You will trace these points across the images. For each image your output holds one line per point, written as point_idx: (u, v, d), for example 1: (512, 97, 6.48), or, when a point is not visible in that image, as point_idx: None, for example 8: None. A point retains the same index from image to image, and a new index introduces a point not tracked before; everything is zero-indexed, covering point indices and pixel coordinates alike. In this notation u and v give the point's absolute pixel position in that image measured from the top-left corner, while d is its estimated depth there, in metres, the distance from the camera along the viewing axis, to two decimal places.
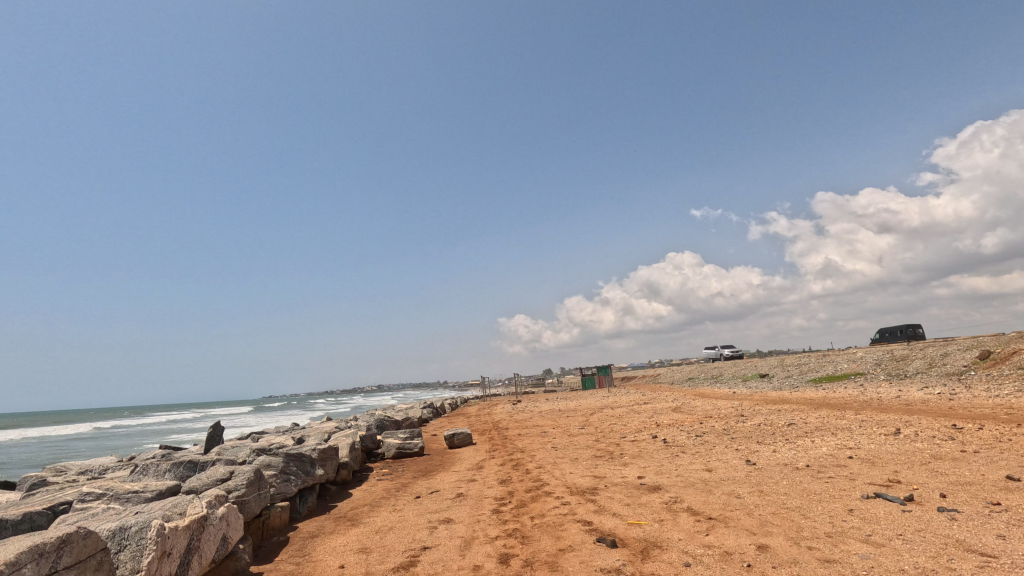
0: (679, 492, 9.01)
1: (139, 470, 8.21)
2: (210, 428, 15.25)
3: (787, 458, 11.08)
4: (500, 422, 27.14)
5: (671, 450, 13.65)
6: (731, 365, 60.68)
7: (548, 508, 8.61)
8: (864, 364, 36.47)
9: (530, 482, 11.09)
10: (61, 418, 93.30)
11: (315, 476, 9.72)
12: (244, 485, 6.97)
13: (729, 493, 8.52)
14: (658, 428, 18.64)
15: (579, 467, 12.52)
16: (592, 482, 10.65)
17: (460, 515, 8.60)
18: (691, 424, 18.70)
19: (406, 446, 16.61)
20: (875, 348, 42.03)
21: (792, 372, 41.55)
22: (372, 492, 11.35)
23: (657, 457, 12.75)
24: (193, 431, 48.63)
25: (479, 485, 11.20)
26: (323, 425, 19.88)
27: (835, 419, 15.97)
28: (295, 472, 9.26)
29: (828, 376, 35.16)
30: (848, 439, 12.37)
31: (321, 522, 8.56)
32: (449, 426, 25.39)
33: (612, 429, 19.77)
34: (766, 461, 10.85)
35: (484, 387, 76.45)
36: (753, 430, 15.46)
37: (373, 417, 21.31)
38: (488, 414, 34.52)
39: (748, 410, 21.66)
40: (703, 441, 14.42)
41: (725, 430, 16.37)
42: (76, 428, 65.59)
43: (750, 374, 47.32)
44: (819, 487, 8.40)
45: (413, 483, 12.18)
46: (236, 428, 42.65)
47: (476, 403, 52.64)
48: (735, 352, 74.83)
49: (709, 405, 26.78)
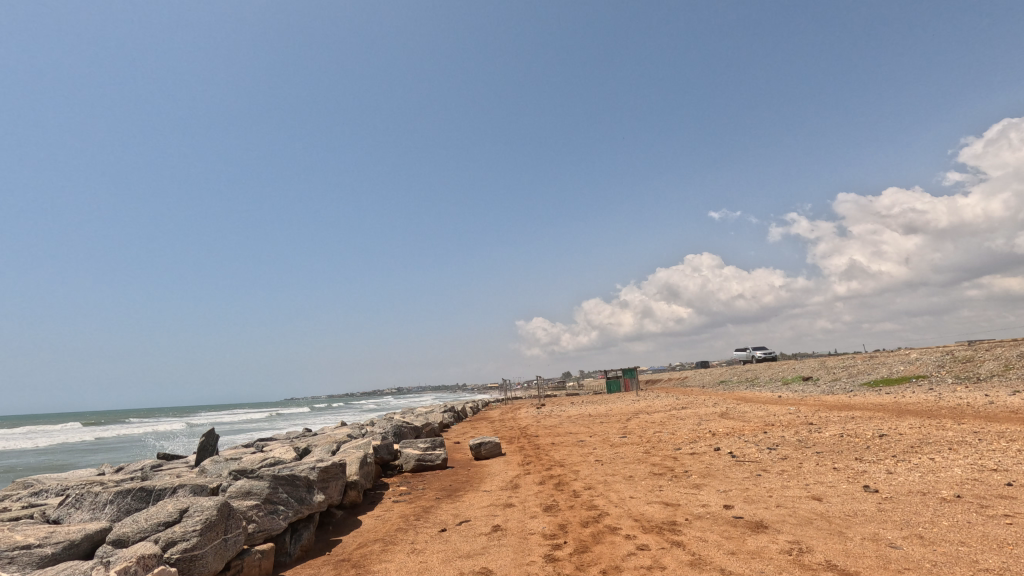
0: (798, 534, 6.64)
1: (72, 502, 6.21)
2: (202, 437, 13.27)
3: (916, 483, 8.62)
4: (528, 428, 24.85)
5: (747, 467, 11.22)
6: (766, 367, 57.38)
7: (622, 557, 6.32)
8: (923, 366, 33.23)
9: (583, 510, 8.78)
10: (86, 419, 93.62)
11: (314, 504, 7.55)
12: (196, 534, 4.85)
13: (877, 540, 6.14)
14: (715, 438, 16.19)
15: (639, 489, 10.14)
16: (666, 512, 8.29)
17: (501, 566, 6.34)
18: (753, 434, 16.25)
19: (427, 458, 14.45)
20: (931, 349, 38.67)
21: (840, 376, 38.28)
22: (386, 521, 9.20)
23: (736, 478, 10.29)
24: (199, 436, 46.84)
25: (519, 514, 8.92)
26: (334, 434, 17.80)
27: (937, 429, 13.37)
28: (287, 500, 7.12)
29: (885, 379, 31.99)
30: (980, 457, 9.82)
31: (318, 570, 6.44)
32: (473, 434, 23.18)
33: (659, 438, 17.38)
34: (893, 488, 8.37)
35: (503, 390, 73.57)
36: (839, 443, 12.97)
37: (390, 423, 19.19)
38: (513, 418, 32.17)
39: (813, 417, 19.15)
40: (783, 457, 11.98)
41: (802, 441, 13.89)
42: (93, 430, 64.79)
43: (791, 377, 44.24)
44: (1009, 535, 5.94)
45: (436, 508, 9.98)
46: (246, 434, 40.68)
47: (496, 407, 50.24)
48: (767, 354, 71.35)
49: (759, 411, 24.11)
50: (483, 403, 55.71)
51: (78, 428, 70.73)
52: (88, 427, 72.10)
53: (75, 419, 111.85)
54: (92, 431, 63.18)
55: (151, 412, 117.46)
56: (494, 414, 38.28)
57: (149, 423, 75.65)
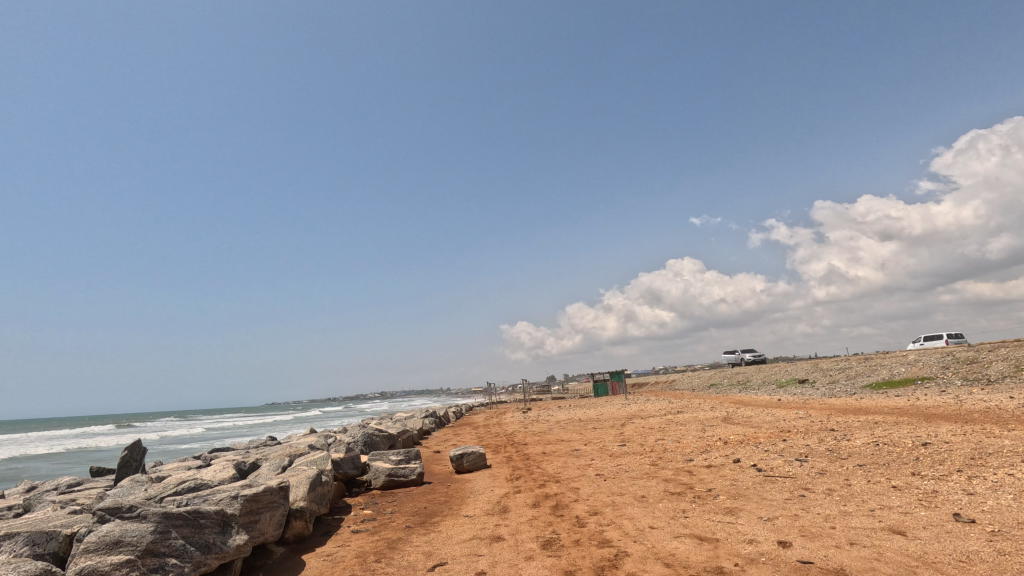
0: None
1: None
2: (126, 451, 11.02)
3: (1018, 508, 6.75)
4: (515, 436, 22.70)
5: (783, 485, 9.31)
6: (758, 370, 55.89)
7: None
8: (927, 368, 31.85)
9: (594, 549, 6.83)
10: (56, 426, 89.82)
11: (229, 551, 5.36)
12: None
13: None
14: (728, 447, 14.31)
15: (659, 517, 8.12)
16: (704, 552, 6.31)
17: None
18: (772, 443, 14.40)
19: (399, 473, 12.34)
20: (930, 351, 37.39)
21: (838, 378, 36.85)
22: (337, 563, 7.07)
23: (775, 500, 8.34)
24: (157, 444, 43.66)
25: (510, 554, 6.87)
26: (295, 444, 15.54)
27: (989, 438, 11.57)
28: (182, 549, 4.99)
29: (889, 381, 30.50)
30: None
31: None
32: (455, 443, 20.99)
33: (664, 448, 15.42)
34: (994, 517, 6.47)
35: (488, 395, 70.68)
36: (880, 454, 11.15)
37: (360, 431, 16.97)
38: (498, 425, 30.00)
39: (830, 422, 17.39)
40: (820, 471, 10.13)
41: (833, 451, 12.07)
42: (50, 439, 60.85)
43: (786, 380, 42.77)
44: None
45: (404, 543, 7.88)
46: (208, 444, 37.65)
47: (481, 411, 48.03)
48: (757, 357, 70.07)
49: (765, 415, 22.27)
50: (466, 409, 53.38)
51: (36, 437, 66.86)
52: (51, 435, 68.59)
53: (43, 425, 107.28)
54: (46, 440, 59.22)
55: (123, 419, 113.30)
56: (478, 420, 36.02)
57: (110, 431, 71.70)
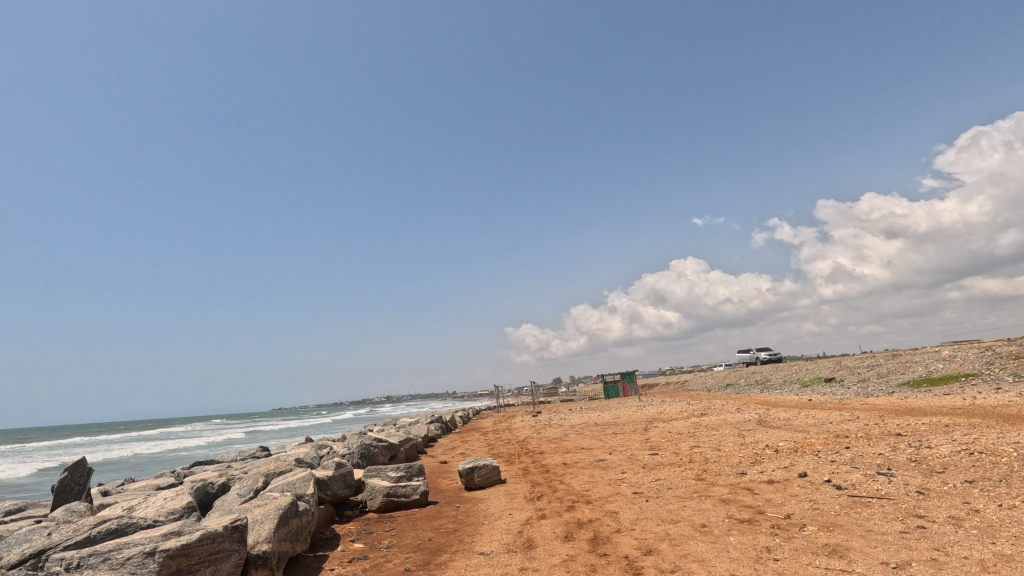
0: None
1: None
2: (68, 471, 9.08)
3: None
4: (529, 443, 20.62)
5: (886, 511, 7.29)
6: (776, 368, 53.58)
7: None
8: (969, 363, 29.65)
9: None
10: (55, 436, 87.80)
11: None
12: None
13: None
14: (784, 457, 12.20)
15: (739, 560, 6.09)
16: None
17: None
18: (834, 450, 12.33)
19: (399, 493, 10.37)
20: (966, 347, 35.13)
21: (869, 377, 34.69)
22: None
23: (890, 536, 6.31)
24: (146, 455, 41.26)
25: None
26: (281, 459, 13.56)
27: None
28: None
29: (927, 379, 28.34)
30: None
31: None
32: (461, 452, 18.89)
33: (705, 457, 13.33)
34: None
35: (495, 399, 68.05)
36: (987, 467, 9.08)
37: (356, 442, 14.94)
38: (510, 430, 28.00)
39: (890, 425, 15.22)
40: (924, 491, 8.05)
41: (920, 463, 9.99)
42: (40, 450, 58.56)
43: (810, 378, 40.56)
44: None
45: None
46: (198, 454, 35.33)
47: (488, 416, 45.84)
48: (773, 355, 67.74)
49: (805, 417, 20.18)
50: (473, 413, 51.09)
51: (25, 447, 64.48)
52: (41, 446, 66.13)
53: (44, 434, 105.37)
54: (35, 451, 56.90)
55: (122, 428, 111.13)
56: (486, 424, 33.93)
57: (103, 439, 69.34)
